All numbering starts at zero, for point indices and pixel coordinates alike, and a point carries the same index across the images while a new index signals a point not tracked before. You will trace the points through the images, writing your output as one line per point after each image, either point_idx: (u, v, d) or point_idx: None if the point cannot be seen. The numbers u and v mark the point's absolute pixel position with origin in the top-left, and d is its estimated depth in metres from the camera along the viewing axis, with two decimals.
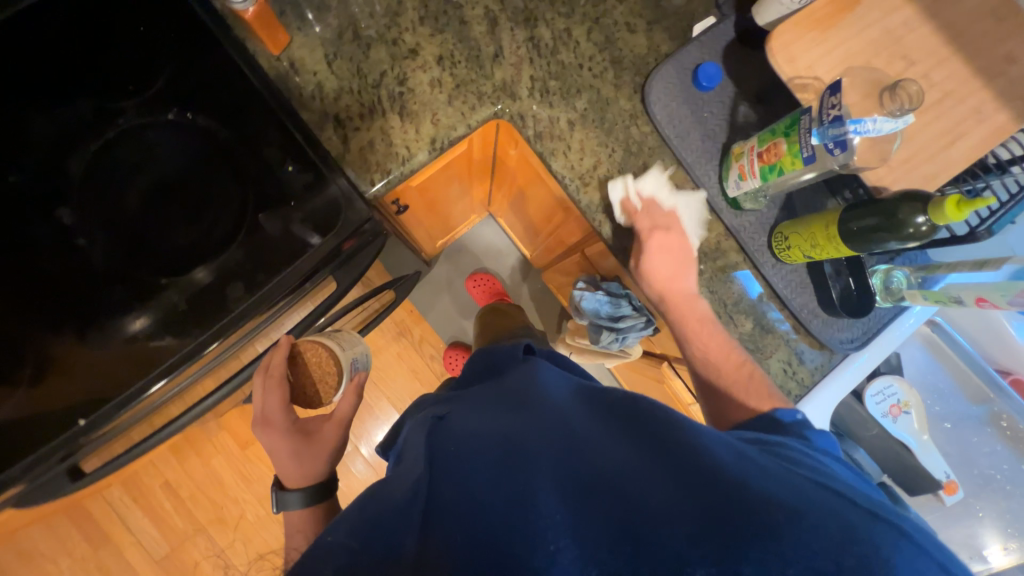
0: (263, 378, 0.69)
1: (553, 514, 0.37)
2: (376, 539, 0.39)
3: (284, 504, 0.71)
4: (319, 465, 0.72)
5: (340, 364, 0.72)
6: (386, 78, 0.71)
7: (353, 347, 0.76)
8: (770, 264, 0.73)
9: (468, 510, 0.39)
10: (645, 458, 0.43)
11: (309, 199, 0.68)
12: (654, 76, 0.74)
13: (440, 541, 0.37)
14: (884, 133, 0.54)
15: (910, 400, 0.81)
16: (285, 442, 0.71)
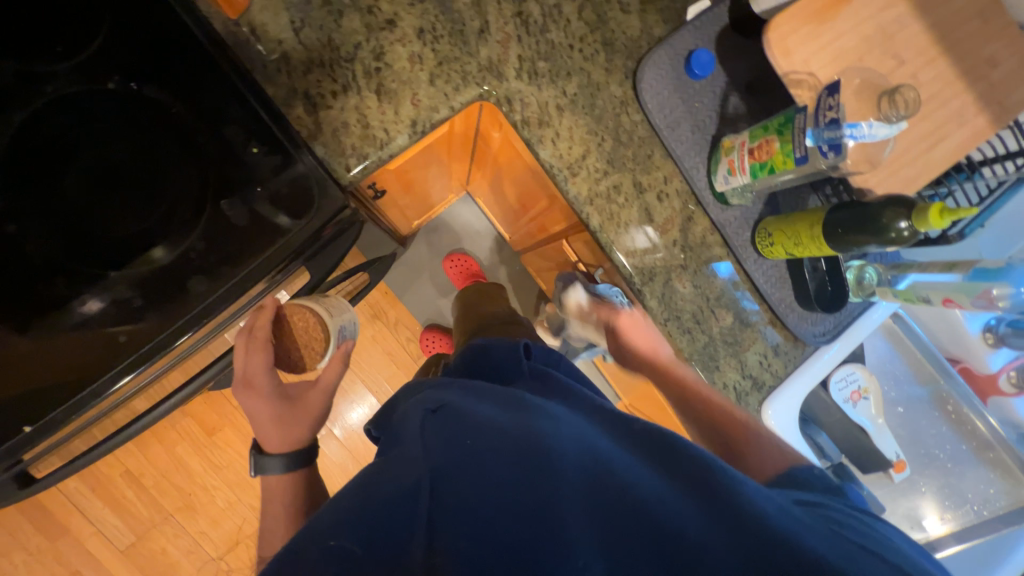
0: (248, 339, 0.65)
1: (583, 531, 0.36)
2: (380, 534, 0.35)
3: (262, 469, 0.68)
4: (302, 433, 0.69)
5: (327, 330, 0.64)
6: (361, 51, 0.64)
7: (342, 313, 0.68)
8: (752, 260, 0.74)
9: (491, 514, 0.36)
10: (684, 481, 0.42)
11: (276, 183, 0.62)
12: (647, 62, 0.70)
13: (453, 542, 0.34)
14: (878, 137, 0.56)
15: (869, 387, 0.86)
16: (266, 406, 0.67)
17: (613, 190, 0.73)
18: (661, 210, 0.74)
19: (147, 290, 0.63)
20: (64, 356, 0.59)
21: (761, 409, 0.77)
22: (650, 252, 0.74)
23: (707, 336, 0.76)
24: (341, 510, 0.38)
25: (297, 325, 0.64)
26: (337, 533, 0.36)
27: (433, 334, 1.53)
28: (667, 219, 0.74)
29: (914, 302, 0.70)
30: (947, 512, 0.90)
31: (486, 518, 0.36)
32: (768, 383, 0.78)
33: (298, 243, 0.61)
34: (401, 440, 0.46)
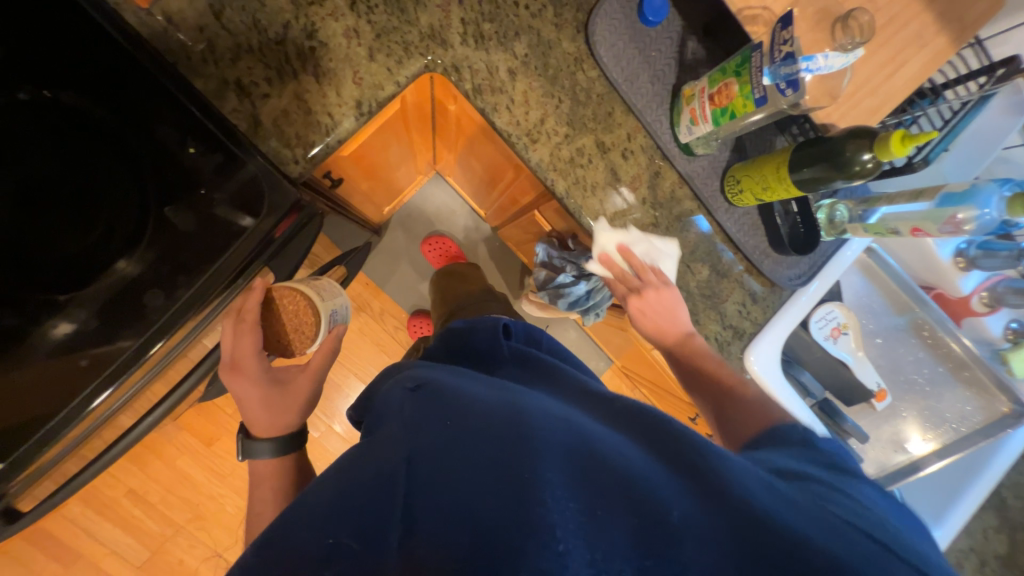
0: (234, 321, 0.60)
1: (564, 510, 0.33)
2: (366, 528, 0.34)
3: (251, 453, 0.65)
4: (291, 419, 0.66)
5: (319, 313, 0.64)
6: (291, 30, 0.60)
7: (333, 297, 0.68)
8: (723, 210, 0.73)
9: (465, 506, 0.34)
10: (669, 458, 0.39)
11: (223, 184, 0.59)
12: (597, 13, 0.67)
13: (434, 541, 0.32)
14: (835, 69, 0.54)
15: (848, 322, 0.87)
16: (254, 392, 0.63)
17: (576, 153, 0.70)
18: (627, 168, 0.72)
19: (104, 307, 0.62)
20: (30, 383, 0.58)
21: (744, 356, 0.77)
22: (629, 213, 0.73)
23: (684, 291, 0.76)
24: (324, 500, 0.37)
25: (289, 310, 0.62)
26: (329, 530, 0.34)
27: (420, 320, 1.51)
28: (634, 176, 0.72)
29: (883, 234, 0.71)
30: (928, 431, 0.93)
31: (462, 509, 0.33)
32: (749, 329, 0.79)
33: (249, 250, 0.59)
34: (383, 424, 0.45)
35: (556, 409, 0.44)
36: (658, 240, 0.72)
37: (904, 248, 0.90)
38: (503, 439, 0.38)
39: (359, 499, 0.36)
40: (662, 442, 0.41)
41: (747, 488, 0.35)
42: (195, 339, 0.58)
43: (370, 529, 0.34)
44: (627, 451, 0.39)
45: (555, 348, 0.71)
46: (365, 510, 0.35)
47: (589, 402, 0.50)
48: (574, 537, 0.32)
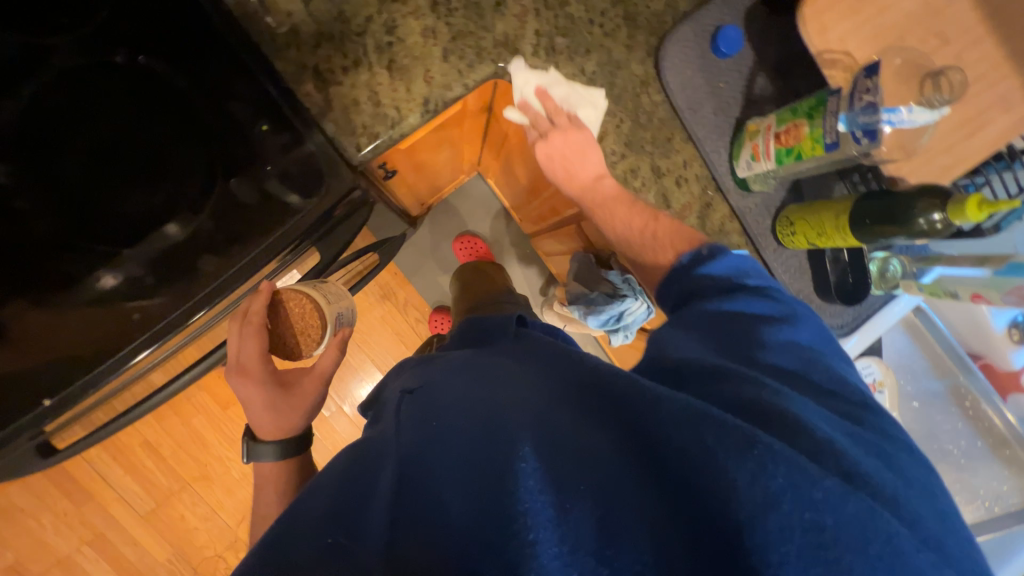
0: (240, 324, 0.62)
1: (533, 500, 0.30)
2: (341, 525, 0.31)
3: (255, 457, 0.63)
4: (296, 422, 0.64)
5: (326, 316, 0.63)
6: (372, 24, 0.62)
7: (340, 299, 0.66)
8: (771, 249, 0.72)
9: (432, 504, 0.31)
10: (628, 424, 0.35)
11: (287, 163, 0.61)
12: (671, 39, 0.67)
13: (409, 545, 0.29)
14: (917, 125, 0.53)
15: (885, 380, 0.84)
16: (258, 396, 0.62)
17: (629, 175, 0.70)
18: (679, 196, 0.71)
19: (156, 267, 0.63)
20: (84, 328, 0.60)
21: None
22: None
23: None
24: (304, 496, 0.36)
25: (293, 310, 0.62)
26: (328, 530, 0.31)
27: (442, 316, 1.53)
28: (684, 205, 0.72)
29: (941, 297, 0.70)
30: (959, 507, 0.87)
31: (432, 504, 0.31)
32: None
33: (305, 225, 0.61)
34: (375, 428, 0.43)
35: (521, 391, 0.41)
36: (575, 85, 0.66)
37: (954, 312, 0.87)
38: (478, 434, 0.35)
39: (342, 491, 0.34)
40: (620, 402, 0.36)
41: (713, 452, 0.30)
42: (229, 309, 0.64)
43: (349, 524, 0.31)
44: (586, 429, 0.35)
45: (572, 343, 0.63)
46: (348, 509, 0.32)
47: (559, 358, 0.46)
48: (546, 528, 0.29)
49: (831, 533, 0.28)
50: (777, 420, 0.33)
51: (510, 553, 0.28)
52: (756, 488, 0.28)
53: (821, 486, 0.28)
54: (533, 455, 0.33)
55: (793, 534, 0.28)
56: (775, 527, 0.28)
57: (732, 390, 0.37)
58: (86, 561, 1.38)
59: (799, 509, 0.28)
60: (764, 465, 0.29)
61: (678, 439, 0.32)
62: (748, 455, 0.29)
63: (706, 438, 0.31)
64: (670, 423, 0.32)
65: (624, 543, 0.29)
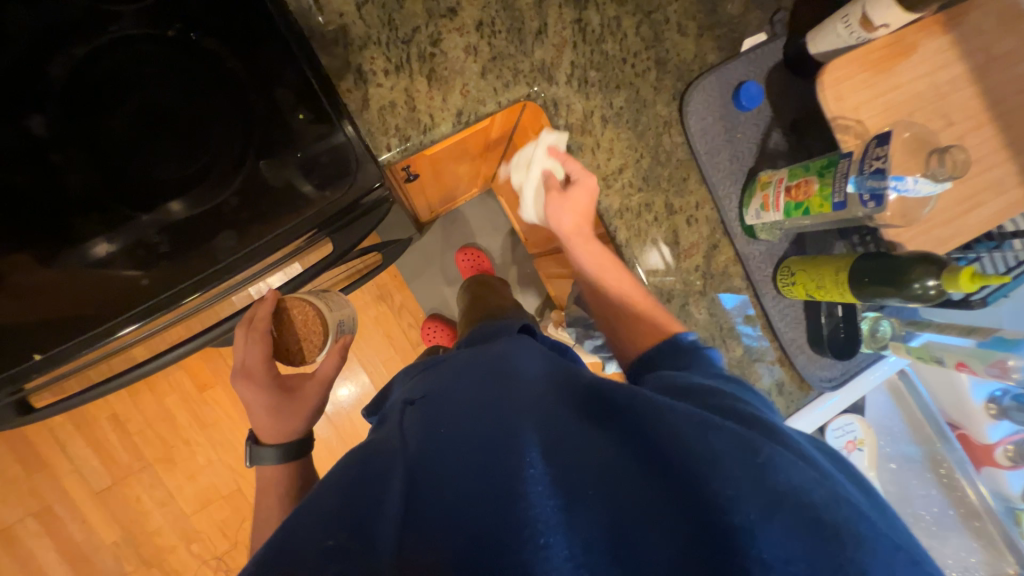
0: (247, 330, 0.67)
1: (544, 503, 0.31)
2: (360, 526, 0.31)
3: (257, 459, 0.66)
4: (296, 425, 0.68)
5: (327, 324, 0.70)
6: (419, 34, 0.64)
7: (341, 309, 0.74)
8: (771, 295, 0.75)
9: (450, 511, 0.32)
10: (633, 436, 0.35)
11: (317, 151, 0.62)
12: (696, 87, 0.71)
13: (423, 543, 0.30)
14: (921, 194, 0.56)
15: (865, 439, 0.89)
16: (262, 398, 0.66)
17: (643, 207, 0.73)
18: (688, 234, 0.74)
19: (175, 238, 0.63)
20: (84, 289, 0.59)
21: None
22: (668, 276, 0.74)
23: None
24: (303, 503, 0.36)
25: (297, 317, 0.69)
26: (330, 531, 0.31)
27: (435, 324, 1.52)
28: (691, 243, 0.74)
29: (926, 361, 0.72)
30: None
31: (448, 507, 0.32)
32: None
33: (329, 207, 0.62)
34: (383, 433, 0.43)
35: (525, 389, 0.41)
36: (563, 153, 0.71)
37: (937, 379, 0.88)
38: (491, 436, 0.36)
39: (352, 495, 0.34)
40: (623, 408, 0.37)
41: (716, 459, 0.31)
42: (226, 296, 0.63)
43: (360, 526, 0.31)
44: (590, 433, 0.36)
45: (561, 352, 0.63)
46: (357, 513, 0.32)
47: (557, 363, 0.47)
48: (556, 531, 0.30)
49: (833, 527, 0.29)
50: (752, 429, 0.35)
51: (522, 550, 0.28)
52: (759, 487, 0.30)
53: (815, 492, 0.30)
54: (539, 458, 0.34)
55: (796, 528, 0.28)
56: (777, 522, 0.29)
57: (701, 409, 0.39)
58: (29, 533, 1.31)
59: (799, 506, 0.29)
60: (768, 469, 0.31)
61: (677, 442, 0.33)
62: (750, 459, 0.31)
63: (705, 443, 0.32)
64: (664, 427, 0.34)
65: (635, 543, 0.30)
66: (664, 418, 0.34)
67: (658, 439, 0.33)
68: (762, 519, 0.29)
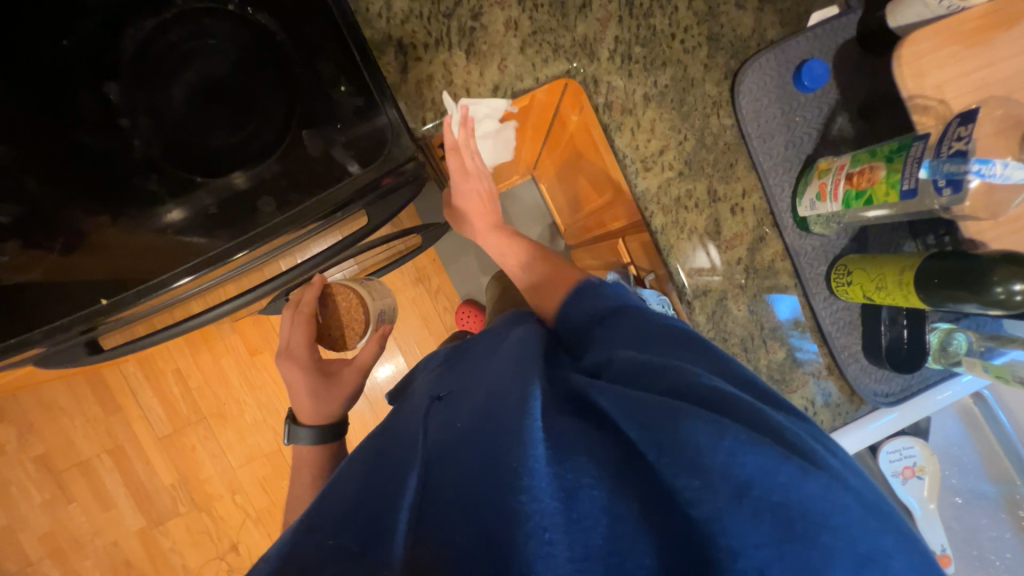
0: (293, 313, 0.73)
1: (544, 498, 0.30)
2: (370, 535, 0.31)
3: (294, 438, 0.71)
4: (334, 408, 0.72)
5: (369, 311, 0.75)
6: (460, 9, 0.64)
7: (382, 298, 0.79)
8: (821, 297, 0.69)
9: (452, 514, 0.32)
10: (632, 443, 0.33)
11: (356, 124, 0.64)
12: (751, 65, 0.66)
13: (430, 540, 0.31)
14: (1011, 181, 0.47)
15: (926, 466, 0.80)
16: (305, 379, 0.72)
17: (684, 193, 0.69)
18: (731, 224, 0.69)
19: (225, 212, 0.67)
20: (139, 249, 0.64)
21: None
22: (707, 274, 0.69)
23: (752, 366, 0.70)
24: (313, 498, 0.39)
25: (339, 304, 0.74)
26: (331, 533, 0.32)
27: (469, 310, 1.53)
28: (735, 234, 0.69)
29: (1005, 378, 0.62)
30: None
31: (450, 510, 0.33)
32: None
33: (353, 189, 0.62)
34: (400, 426, 0.45)
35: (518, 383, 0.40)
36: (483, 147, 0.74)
37: None
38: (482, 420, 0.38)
39: (359, 499, 0.35)
40: (609, 408, 0.36)
41: (694, 456, 0.29)
42: (272, 258, 0.63)
43: (356, 528, 0.32)
44: (578, 427, 0.36)
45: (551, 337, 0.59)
46: (357, 515, 0.33)
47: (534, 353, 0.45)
48: (557, 529, 0.29)
49: (820, 521, 0.27)
50: (727, 408, 0.33)
51: (515, 548, 0.28)
52: (736, 483, 0.28)
53: (804, 483, 0.28)
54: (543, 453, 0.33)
55: (774, 522, 0.27)
56: (747, 515, 0.27)
57: (676, 380, 0.36)
58: (103, 468, 1.48)
59: (780, 502, 0.28)
60: (747, 461, 0.29)
61: (657, 436, 0.31)
62: (732, 452, 0.29)
63: (684, 436, 0.30)
64: (638, 420, 0.33)
65: (635, 548, 0.29)
66: (646, 407, 0.33)
67: (650, 437, 0.32)
68: (748, 516, 0.28)
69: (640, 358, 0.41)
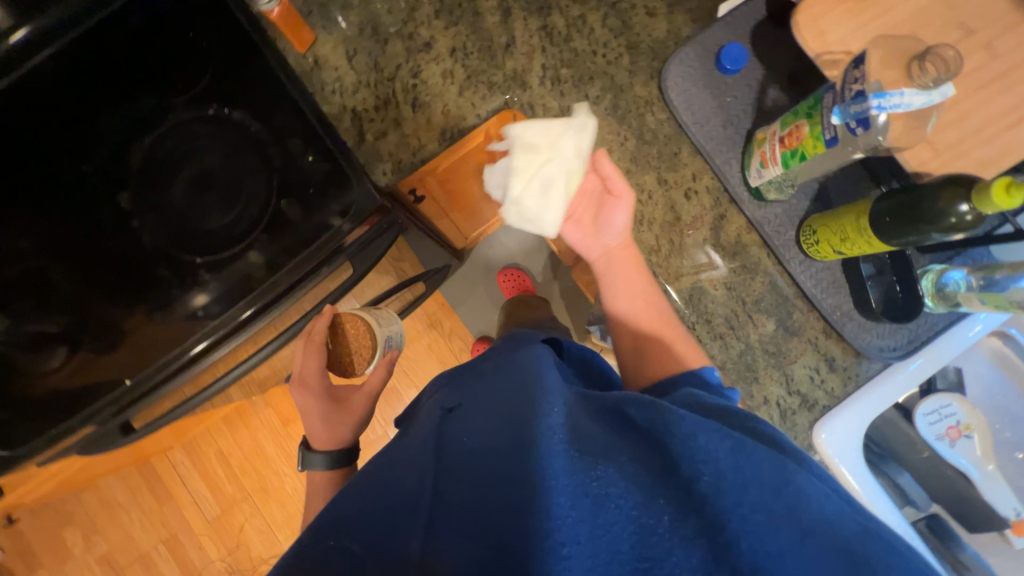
0: (305, 340, 0.74)
1: (564, 512, 0.32)
2: (381, 542, 0.35)
3: (308, 463, 0.74)
4: (346, 433, 0.75)
5: (376, 337, 0.76)
6: (401, 71, 0.73)
7: (389, 325, 0.80)
8: (797, 261, 0.68)
9: (476, 520, 0.34)
10: (668, 456, 0.35)
11: (326, 185, 0.72)
12: (672, 61, 0.70)
13: (443, 546, 0.33)
14: (917, 108, 0.46)
15: (972, 423, 0.74)
16: (316, 406, 0.74)
17: (637, 188, 0.72)
18: (689, 209, 0.71)
19: (227, 284, 0.75)
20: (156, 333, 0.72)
21: (812, 431, 0.68)
22: (686, 267, 0.70)
23: (743, 344, 0.69)
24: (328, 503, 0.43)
25: (350, 333, 0.75)
26: (332, 533, 0.37)
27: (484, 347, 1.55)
28: (695, 217, 0.71)
29: (1002, 308, 0.58)
30: None
31: (471, 516, 0.35)
32: (822, 402, 0.69)
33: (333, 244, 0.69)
34: (411, 440, 0.48)
35: (547, 398, 0.42)
36: (563, 131, 0.66)
37: None
38: (495, 433, 0.40)
39: (378, 514, 0.37)
40: (640, 424, 0.39)
41: (740, 491, 0.32)
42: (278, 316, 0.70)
43: (370, 534, 0.36)
44: (610, 438, 0.38)
45: (606, 373, 0.61)
46: (380, 522, 0.36)
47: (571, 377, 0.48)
48: (580, 540, 0.31)
49: (859, 550, 0.30)
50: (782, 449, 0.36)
51: (539, 559, 0.30)
52: (790, 521, 0.31)
53: (842, 522, 0.31)
54: (565, 468, 0.34)
55: (831, 552, 0.30)
56: (802, 547, 0.30)
57: (740, 424, 0.39)
58: (161, 558, 1.53)
59: (828, 537, 0.30)
60: (795, 500, 0.32)
61: (705, 462, 0.33)
62: (780, 492, 0.32)
63: (727, 467, 0.33)
64: (682, 442, 0.35)
65: (661, 556, 0.31)
66: (692, 434, 0.35)
67: (681, 456, 0.34)
68: (784, 537, 0.30)
69: (701, 401, 0.44)
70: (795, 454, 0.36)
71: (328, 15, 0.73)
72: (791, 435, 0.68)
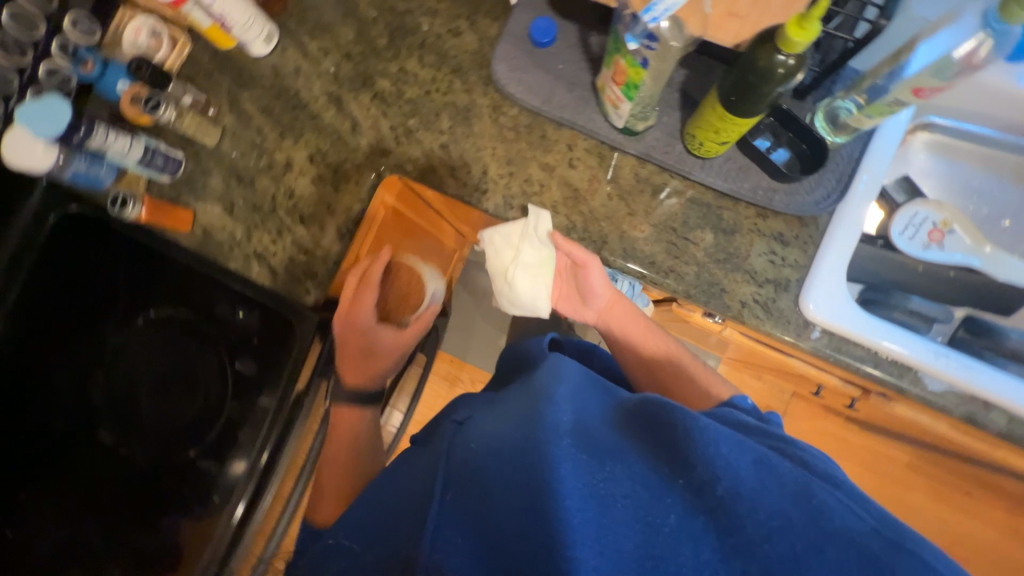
0: (358, 281, 0.79)
1: (576, 514, 0.39)
2: (395, 556, 0.45)
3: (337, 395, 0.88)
4: (377, 369, 0.88)
5: (421, 296, 0.92)
6: (277, 199, 0.76)
7: (433, 280, 0.92)
8: (698, 167, 0.68)
9: (501, 531, 0.42)
10: (679, 460, 0.43)
11: (263, 329, 0.77)
12: (495, 61, 0.73)
13: (456, 558, 0.41)
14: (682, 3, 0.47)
15: (947, 218, 0.72)
16: (380, 330, 0.85)
17: (526, 184, 0.73)
18: (580, 176, 0.72)
19: (218, 458, 0.76)
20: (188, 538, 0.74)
21: (801, 308, 0.66)
22: (606, 227, 0.70)
23: (694, 265, 0.68)
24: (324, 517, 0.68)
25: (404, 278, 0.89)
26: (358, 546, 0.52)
27: None
28: (590, 180, 0.71)
29: (888, 111, 0.58)
30: None
31: (494, 525, 0.42)
32: (794, 278, 0.67)
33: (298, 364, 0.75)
34: (433, 451, 0.56)
35: (566, 410, 0.48)
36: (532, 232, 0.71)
37: (998, 105, 0.64)
38: (507, 441, 0.47)
39: (403, 534, 0.46)
40: (659, 428, 0.46)
41: (755, 500, 0.40)
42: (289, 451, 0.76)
43: (396, 548, 0.45)
44: (625, 446, 0.45)
45: (608, 365, 0.78)
46: (405, 537, 0.45)
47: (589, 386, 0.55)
48: (591, 542, 0.38)
49: (858, 551, 0.38)
50: (823, 478, 0.45)
51: (559, 559, 0.38)
52: (808, 529, 0.39)
53: (840, 521, 0.39)
54: (576, 473, 0.42)
55: (850, 557, 0.38)
56: (803, 543, 0.38)
57: (779, 448, 0.48)
58: None
59: (849, 548, 0.38)
60: (818, 517, 0.40)
61: (720, 472, 0.41)
62: (796, 505, 0.40)
63: (740, 480, 0.41)
64: (703, 448, 0.42)
65: (671, 554, 0.39)
66: (709, 444, 0.43)
67: (697, 462, 0.42)
68: (780, 532, 0.39)
69: (737, 424, 0.53)
70: (821, 477, 0.45)
71: (197, 187, 0.78)
72: (784, 323, 0.67)
